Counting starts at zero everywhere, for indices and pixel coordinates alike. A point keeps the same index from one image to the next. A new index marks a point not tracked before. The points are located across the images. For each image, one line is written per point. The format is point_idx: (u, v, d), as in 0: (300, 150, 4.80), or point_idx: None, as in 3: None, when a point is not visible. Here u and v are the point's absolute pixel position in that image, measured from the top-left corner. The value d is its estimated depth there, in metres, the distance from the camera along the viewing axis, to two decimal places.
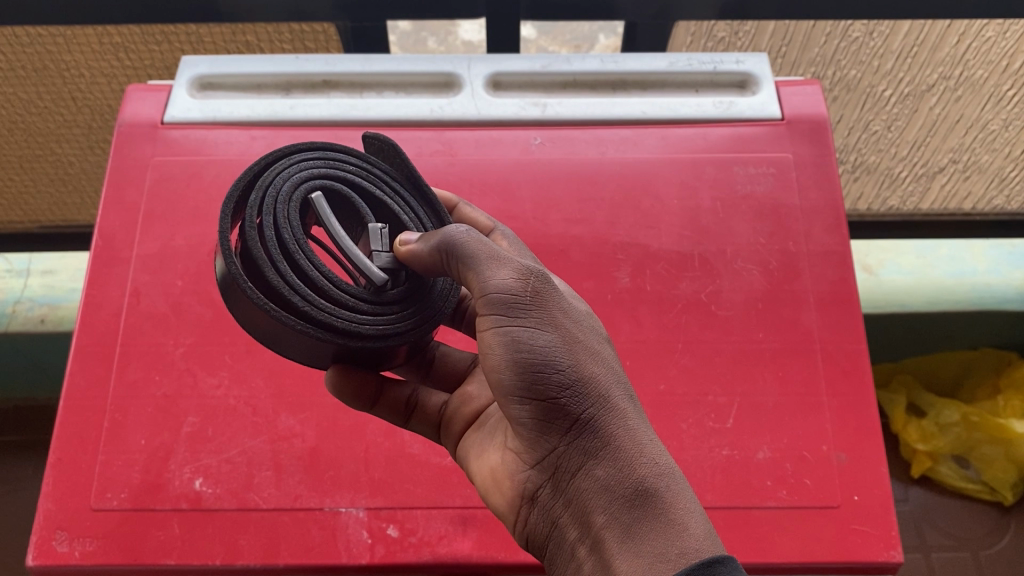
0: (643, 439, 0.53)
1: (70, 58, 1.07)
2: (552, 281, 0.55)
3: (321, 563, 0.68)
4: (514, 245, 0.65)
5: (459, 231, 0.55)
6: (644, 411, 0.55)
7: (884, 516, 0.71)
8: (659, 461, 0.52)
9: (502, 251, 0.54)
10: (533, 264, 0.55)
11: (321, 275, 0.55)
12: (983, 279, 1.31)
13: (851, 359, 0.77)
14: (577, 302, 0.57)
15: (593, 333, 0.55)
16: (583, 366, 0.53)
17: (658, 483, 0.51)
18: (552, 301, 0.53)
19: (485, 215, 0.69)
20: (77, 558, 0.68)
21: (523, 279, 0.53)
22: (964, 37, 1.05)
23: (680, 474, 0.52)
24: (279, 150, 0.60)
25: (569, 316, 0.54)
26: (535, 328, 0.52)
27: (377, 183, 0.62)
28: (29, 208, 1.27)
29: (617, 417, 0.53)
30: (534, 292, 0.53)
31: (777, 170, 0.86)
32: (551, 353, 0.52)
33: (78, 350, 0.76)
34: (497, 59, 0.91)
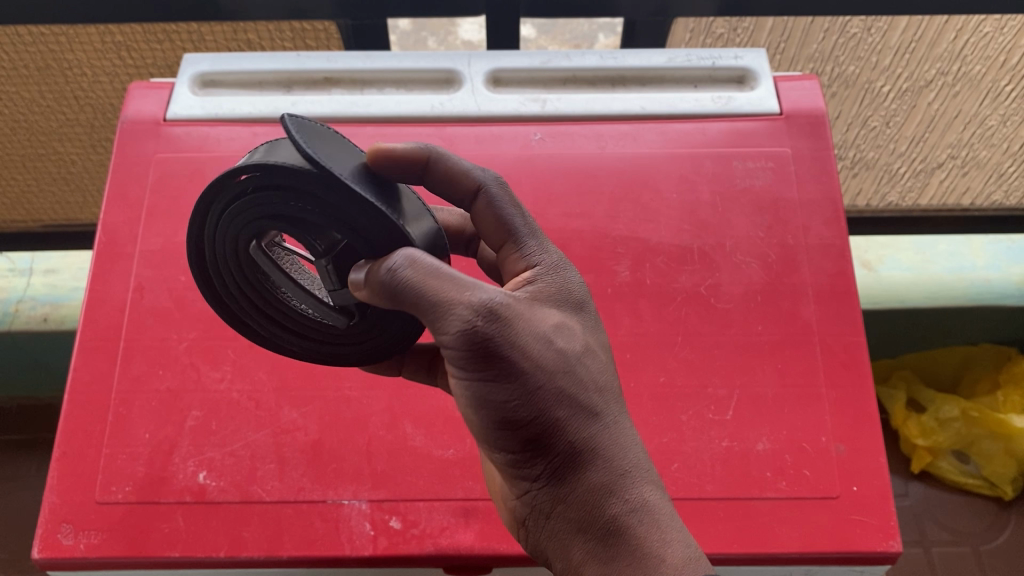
0: (617, 474, 0.55)
1: (71, 56, 1.06)
2: (514, 317, 0.53)
3: (323, 555, 0.69)
4: (508, 206, 0.62)
5: (408, 273, 0.51)
6: (619, 436, 0.56)
7: (884, 506, 0.71)
8: (631, 496, 0.55)
9: (454, 290, 0.51)
10: (490, 295, 0.52)
11: (293, 315, 0.64)
12: (982, 275, 1.31)
13: (849, 351, 0.78)
14: (544, 319, 0.55)
15: (560, 362, 0.54)
16: (549, 410, 0.54)
17: (629, 520, 0.54)
18: (512, 344, 0.52)
19: (466, 165, 0.64)
20: (83, 550, 0.69)
21: (483, 328, 0.51)
22: (962, 33, 1.05)
23: (655, 502, 0.55)
24: (208, 191, 0.55)
25: (533, 356, 0.53)
26: (499, 380, 0.53)
27: (305, 207, 0.52)
28: (32, 208, 1.28)
29: (588, 457, 0.55)
30: (491, 338, 0.51)
31: (776, 164, 0.87)
32: (514, 404, 0.53)
33: (82, 345, 0.77)
34: (497, 56, 0.91)
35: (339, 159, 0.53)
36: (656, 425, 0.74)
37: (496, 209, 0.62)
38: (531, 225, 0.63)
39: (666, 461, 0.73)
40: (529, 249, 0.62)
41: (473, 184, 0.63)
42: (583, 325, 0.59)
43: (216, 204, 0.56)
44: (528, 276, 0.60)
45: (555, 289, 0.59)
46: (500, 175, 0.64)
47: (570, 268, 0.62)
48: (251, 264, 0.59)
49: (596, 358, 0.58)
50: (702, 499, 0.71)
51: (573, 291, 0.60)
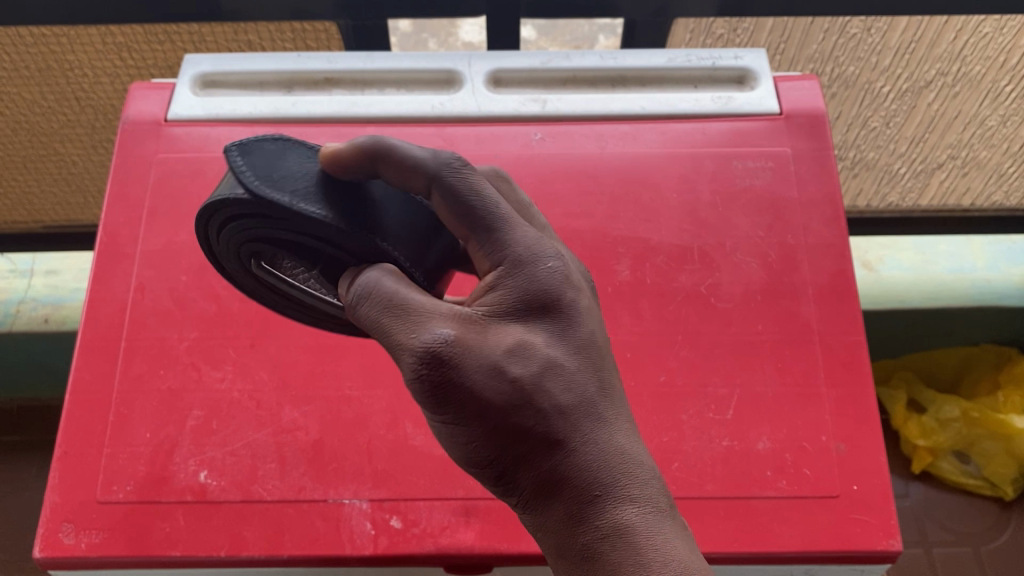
0: (587, 502, 0.50)
1: (73, 57, 1.06)
2: (455, 354, 0.47)
3: (324, 554, 0.69)
4: (477, 192, 0.52)
5: (364, 307, 0.50)
6: (591, 459, 0.50)
7: (884, 506, 0.71)
8: (604, 524, 0.50)
9: (397, 331, 0.48)
10: (430, 333, 0.48)
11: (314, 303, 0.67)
12: (982, 276, 1.31)
13: (850, 350, 0.78)
14: (495, 342, 0.49)
15: (514, 393, 0.48)
16: (507, 446, 0.49)
17: (601, 551, 0.50)
18: (455, 384, 0.47)
19: (413, 151, 0.53)
20: (84, 549, 0.69)
21: (421, 373, 0.47)
22: (961, 33, 1.05)
23: (631, 525, 0.50)
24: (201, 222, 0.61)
25: (480, 394, 0.48)
26: (451, 421, 0.49)
27: (278, 228, 0.56)
28: (33, 209, 1.28)
29: (556, 488, 0.50)
30: (432, 382, 0.47)
31: (776, 164, 0.87)
32: (471, 443, 0.50)
33: (84, 345, 0.77)
34: (498, 56, 0.91)
35: (294, 181, 0.55)
36: (656, 424, 0.74)
37: (464, 198, 0.51)
38: (496, 211, 0.52)
39: (666, 460, 0.73)
40: (493, 245, 0.51)
41: (422, 176, 0.52)
42: (553, 331, 0.51)
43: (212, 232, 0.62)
44: (489, 282, 0.51)
45: (518, 294, 0.50)
46: (457, 155, 0.53)
47: (543, 258, 0.51)
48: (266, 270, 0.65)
49: (565, 372, 0.51)
50: (702, 498, 0.72)
51: (542, 290, 0.51)
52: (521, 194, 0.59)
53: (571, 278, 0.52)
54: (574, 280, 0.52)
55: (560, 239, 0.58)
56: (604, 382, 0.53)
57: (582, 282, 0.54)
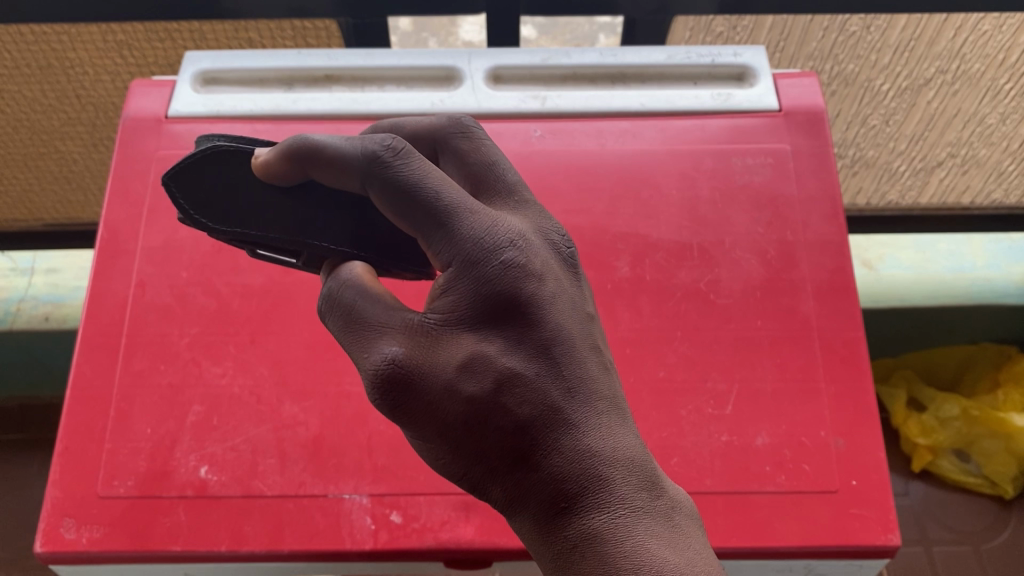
0: (553, 512, 0.48)
1: (73, 55, 1.07)
2: (403, 371, 0.46)
3: (325, 549, 0.69)
4: (410, 175, 0.48)
5: (326, 324, 0.50)
6: (554, 468, 0.48)
7: (884, 501, 0.72)
8: (573, 533, 0.48)
9: (351, 349, 0.48)
10: (381, 351, 0.47)
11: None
12: (982, 275, 1.31)
13: (849, 346, 0.78)
14: (448, 353, 0.47)
15: (467, 407, 0.47)
16: (469, 460, 0.48)
17: (570, 561, 0.48)
18: (409, 404, 0.47)
19: (338, 147, 0.52)
20: (85, 544, 0.69)
21: (374, 394, 0.47)
22: (960, 31, 1.04)
23: (599, 534, 0.47)
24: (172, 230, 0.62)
25: (435, 408, 0.47)
26: (416, 433, 0.48)
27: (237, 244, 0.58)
28: (33, 206, 1.28)
29: (522, 498, 0.49)
30: (384, 402, 0.47)
31: (775, 160, 0.87)
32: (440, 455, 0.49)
33: (84, 341, 0.77)
34: (497, 54, 0.92)
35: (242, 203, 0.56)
36: (656, 420, 0.74)
37: (398, 182, 0.48)
38: (436, 203, 0.48)
39: (665, 456, 0.73)
40: (439, 241, 0.48)
41: (354, 173, 0.51)
42: (509, 331, 0.48)
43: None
44: (441, 284, 0.48)
45: (468, 297, 0.48)
46: (384, 143, 0.50)
47: (493, 251, 0.48)
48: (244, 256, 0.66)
49: (524, 377, 0.48)
50: (702, 493, 0.72)
51: (494, 289, 0.48)
52: (493, 147, 0.55)
53: (527, 269, 0.48)
54: (532, 271, 0.49)
55: (536, 206, 0.53)
56: (572, 380, 0.49)
57: (545, 269, 0.50)
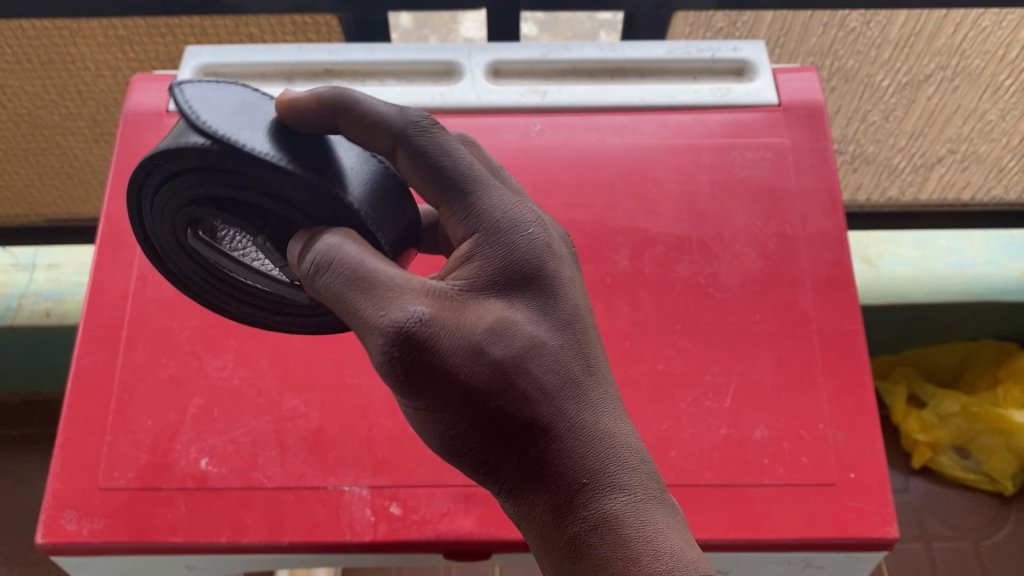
0: (574, 492, 0.49)
1: (76, 51, 1.07)
2: (427, 329, 0.46)
3: (324, 540, 0.69)
4: (450, 143, 0.52)
5: (321, 279, 0.48)
6: (577, 444, 0.49)
7: (882, 493, 0.72)
8: (593, 513, 0.49)
9: (360, 304, 0.46)
10: (401, 308, 0.46)
11: (256, 293, 0.63)
12: (982, 271, 1.31)
13: (847, 339, 0.78)
14: (474, 319, 0.48)
15: (491, 375, 0.48)
16: (484, 434, 0.49)
17: (590, 542, 0.48)
18: (430, 366, 0.46)
19: (376, 107, 0.52)
20: (86, 535, 0.70)
21: (390, 351, 0.46)
22: (961, 27, 1.04)
23: (620, 515, 0.49)
24: (129, 191, 0.56)
25: (458, 374, 0.47)
26: (428, 403, 0.47)
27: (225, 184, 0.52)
28: (36, 201, 1.28)
29: (545, 474, 0.49)
30: (401, 363, 0.46)
31: (774, 154, 0.87)
32: (450, 428, 0.48)
33: (85, 334, 0.77)
34: (497, 48, 0.92)
35: (243, 122, 0.51)
36: (654, 412, 0.75)
37: (438, 145, 0.51)
38: (467, 175, 0.51)
39: (664, 448, 0.73)
40: (466, 212, 0.51)
41: (387, 135, 0.52)
42: (532, 306, 0.50)
43: (145, 197, 0.56)
44: (463, 254, 0.50)
45: (495, 267, 0.50)
46: (420, 115, 0.53)
47: (522, 225, 0.51)
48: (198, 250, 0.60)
49: (548, 352, 0.50)
50: (700, 486, 0.72)
51: (521, 262, 0.50)
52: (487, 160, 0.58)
53: (551, 248, 0.52)
54: (555, 250, 0.52)
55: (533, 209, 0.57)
56: (589, 359, 0.52)
57: (563, 254, 0.53)
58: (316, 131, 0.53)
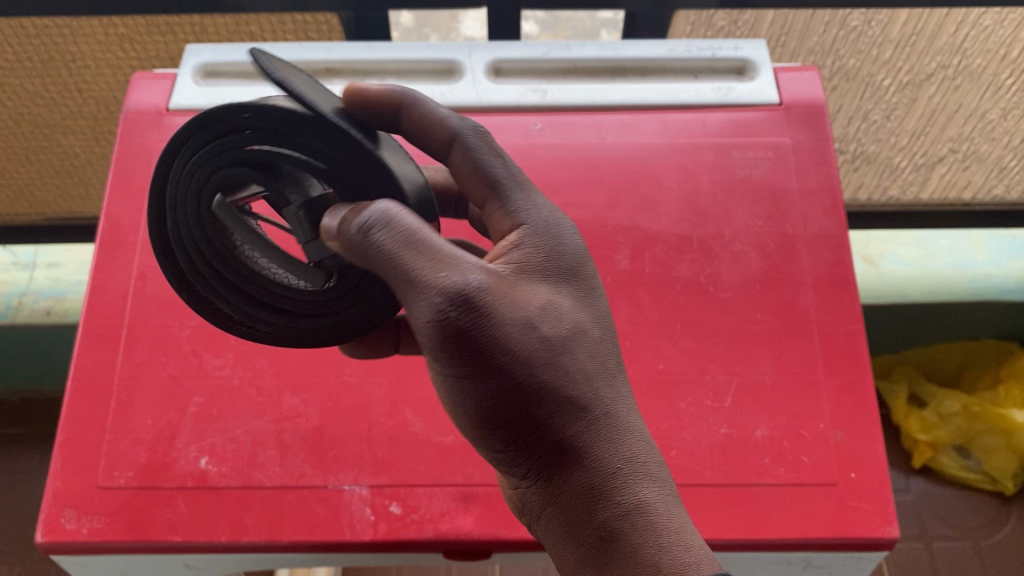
0: (608, 476, 0.52)
1: (76, 49, 1.07)
2: (488, 300, 0.49)
3: (324, 539, 0.69)
4: (498, 148, 0.59)
5: (378, 238, 0.49)
6: (612, 431, 0.53)
7: (883, 493, 0.72)
8: (626, 499, 0.52)
9: (421, 267, 0.49)
10: (464, 276, 0.49)
11: (261, 288, 0.60)
12: (983, 271, 1.31)
13: (848, 339, 0.78)
14: (529, 300, 0.52)
15: (539, 353, 0.51)
16: (526, 411, 0.51)
17: (621, 526, 0.51)
18: (486, 335, 0.49)
19: (439, 111, 0.59)
20: (86, 534, 0.70)
21: (450, 314, 0.48)
22: (962, 26, 1.04)
23: (651, 503, 0.52)
24: (167, 152, 0.57)
25: (512, 347, 0.50)
26: (477, 372, 0.50)
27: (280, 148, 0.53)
28: (36, 200, 1.28)
29: (580, 456, 0.52)
30: (459, 326, 0.49)
31: (775, 154, 0.87)
32: (495, 398, 0.51)
33: (85, 332, 0.77)
34: (497, 47, 0.92)
35: (311, 91, 0.54)
36: (654, 412, 0.75)
37: (490, 147, 0.58)
38: (517, 177, 0.58)
39: (664, 448, 0.73)
40: (514, 205, 0.57)
41: (445, 132, 0.58)
42: (574, 301, 0.55)
43: (179, 160, 0.56)
44: (511, 241, 0.55)
45: (542, 257, 0.55)
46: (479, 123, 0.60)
47: (565, 226, 0.57)
48: (209, 229, 0.57)
49: (590, 340, 0.54)
50: (701, 485, 0.72)
51: (564, 258, 0.56)
52: None
53: (587, 252, 0.58)
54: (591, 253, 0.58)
55: None
56: (621, 355, 0.57)
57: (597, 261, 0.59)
58: (381, 125, 0.59)
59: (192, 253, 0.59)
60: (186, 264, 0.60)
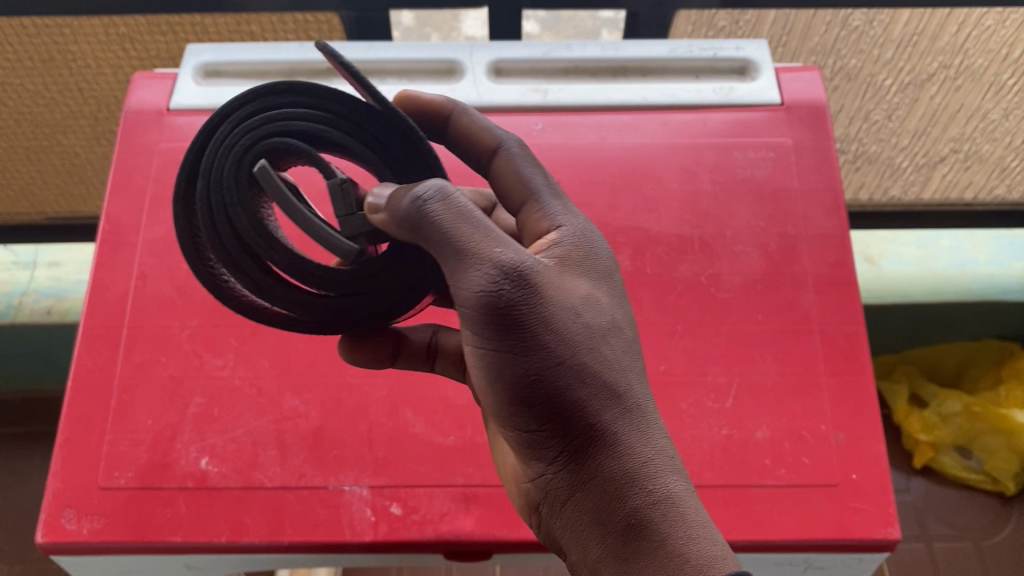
0: (639, 462, 0.51)
1: (76, 48, 1.06)
2: (535, 278, 0.51)
3: (325, 540, 0.69)
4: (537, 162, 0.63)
5: (434, 207, 0.50)
6: (645, 420, 0.53)
7: (883, 494, 0.72)
8: (657, 487, 0.51)
9: (474, 239, 0.50)
10: (515, 252, 0.51)
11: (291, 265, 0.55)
12: (984, 270, 1.30)
13: (849, 340, 0.78)
14: (571, 289, 0.53)
15: (581, 335, 0.52)
16: (565, 388, 0.51)
17: (651, 514, 0.50)
18: (533, 310, 0.50)
19: (489, 125, 0.64)
20: (86, 535, 0.69)
21: (499, 284, 0.50)
22: (964, 26, 1.03)
23: (680, 494, 0.51)
24: (208, 124, 0.56)
25: (555, 325, 0.51)
26: (519, 345, 0.50)
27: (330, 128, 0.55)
28: (37, 199, 1.29)
29: (611, 439, 0.51)
30: (508, 299, 0.50)
31: (776, 154, 0.87)
32: (534, 374, 0.50)
33: (85, 333, 0.77)
34: (498, 47, 0.92)
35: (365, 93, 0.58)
36: None
37: (529, 159, 0.63)
38: (553, 187, 0.62)
39: None
40: (552, 209, 0.60)
41: (488, 140, 0.64)
42: (611, 297, 0.56)
43: (222, 128, 0.55)
44: (552, 239, 0.58)
45: (581, 256, 0.57)
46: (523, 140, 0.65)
47: (601, 236, 0.60)
48: (244, 194, 0.53)
49: (625, 334, 0.55)
50: (701, 486, 0.72)
51: (600, 261, 0.58)
52: None
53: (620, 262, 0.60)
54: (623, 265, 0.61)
55: None
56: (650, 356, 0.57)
57: None
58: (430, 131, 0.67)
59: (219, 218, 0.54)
60: (205, 228, 0.54)
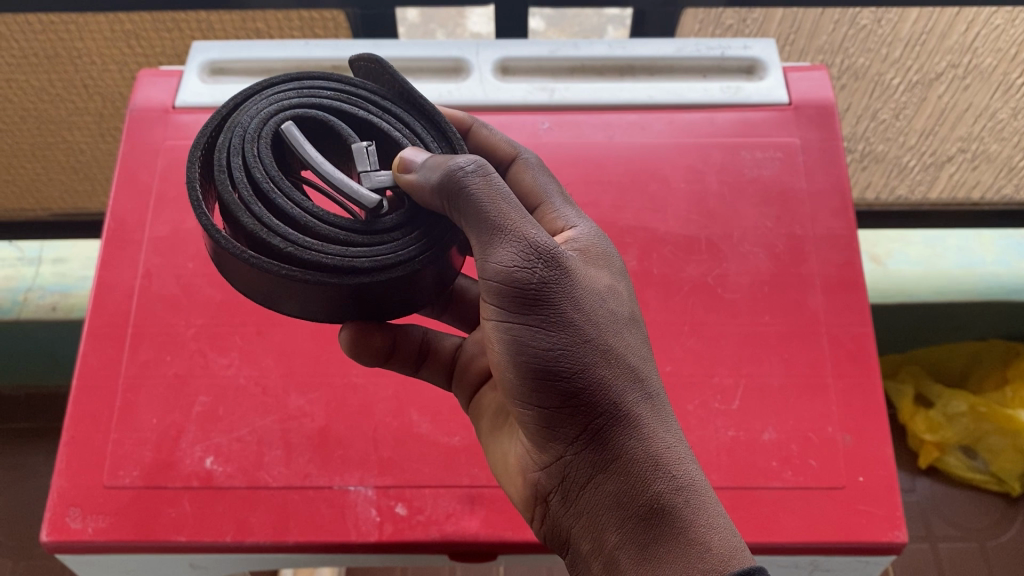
0: (662, 448, 0.51)
1: (81, 45, 1.06)
2: (564, 263, 0.51)
3: (330, 540, 0.69)
4: (546, 175, 0.64)
5: (474, 179, 0.51)
6: (665, 409, 0.53)
7: (889, 496, 0.71)
8: (680, 473, 0.50)
9: (510, 216, 0.51)
10: (547, 236, 0.51)
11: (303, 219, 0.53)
12: (990, 270, 1.28)
13: (857, 341, 0.77)
14: (593, 279, 0.54)
15: (605, 321, 0.52)
16: (590, 369, 0.51)
17: (675, 499, 0.49)
18: (562, 291, 0.51)
19: (506, 138, 0.66)
20: (90, 534, 0.69)
21: (529, 264, 0.50)
22: (972, 25, 1.04)
23: (703, 484, 0.51)
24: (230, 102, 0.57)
25: (582, 309, 0.51)
26: (545, 325, 0.51)
27: (361, 104, 0.59)
28: (41, 194, 1.28)
29: (633, 425, 0.51)
30: (539, 279, 0.50)
31: (784, 154, 0.86)
32: (560, 355, 0.50)
33: (90, 331, 0.77)
34: (505, 45, 0.91)
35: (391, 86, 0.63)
36: None
37: (538, 173, 0.64)
38: (563, 193, 0.63)
39: None
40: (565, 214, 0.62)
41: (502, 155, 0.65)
42: (629, 293, 0.57)
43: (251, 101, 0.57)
44: (570, 235, 0.59)
45: (598, 252, 0.58)
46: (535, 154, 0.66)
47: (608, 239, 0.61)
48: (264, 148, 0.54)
49: (642, 329, 0.56)
50: None
51: (615, 260, 0.59)
52: None
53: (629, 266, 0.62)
54: None
55: None
56: None
57: None
58: None
59: (233, 170, 0.53)
60: (219, 175, 0.52)
